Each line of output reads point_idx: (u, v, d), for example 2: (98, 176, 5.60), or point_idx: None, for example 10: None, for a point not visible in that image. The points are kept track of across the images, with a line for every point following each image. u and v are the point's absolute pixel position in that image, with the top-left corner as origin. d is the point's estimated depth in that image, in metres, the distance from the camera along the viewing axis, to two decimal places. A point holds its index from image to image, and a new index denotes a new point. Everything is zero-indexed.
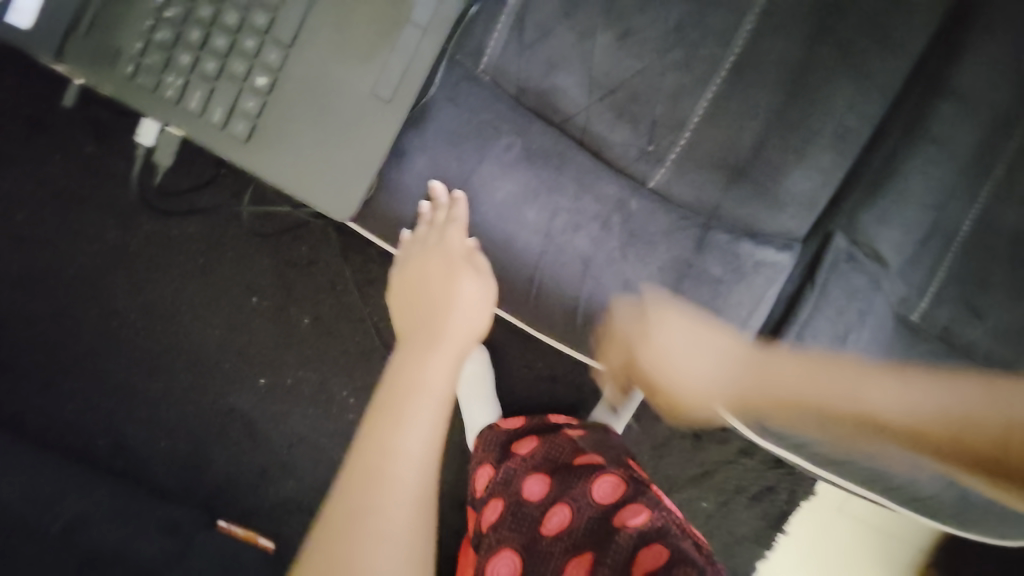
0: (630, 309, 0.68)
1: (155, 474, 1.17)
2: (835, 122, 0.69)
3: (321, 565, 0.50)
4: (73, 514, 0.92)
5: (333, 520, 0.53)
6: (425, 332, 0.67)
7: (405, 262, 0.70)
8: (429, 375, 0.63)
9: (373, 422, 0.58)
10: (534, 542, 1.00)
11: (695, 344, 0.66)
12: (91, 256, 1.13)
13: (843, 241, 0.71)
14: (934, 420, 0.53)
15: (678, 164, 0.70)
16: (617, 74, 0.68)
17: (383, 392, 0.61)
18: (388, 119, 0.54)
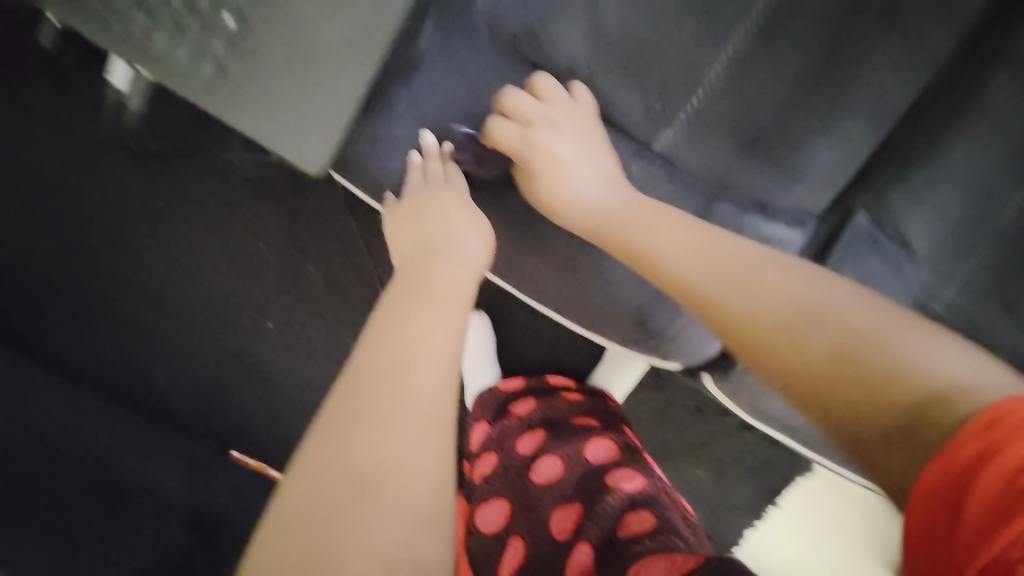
0: (525, 100, 0.61)
1: (168, 405, 1.23)
2: (871, 85, 0.61)
3: (327, 461, 0.42)
4: (102, 442, 0.98)
5: (338, 413, 0.44)
6: (437, 238, 0.58)
7: (406, 198, 0.62)
8: (450, 277, 0.55)
9: (385, 319, 0.50)
10: (525, 492, 1.04)
11: (596, 175, 0.61)
12: (103, 192, 1.15)
13: (865, 220, 0.66)
14: (820, 341, 0.48)
15: (690, 127, 0.64)
16: (626, 20, 0.61)
17: (395, 292, 0.53)
18: (361, 65, 0.50)
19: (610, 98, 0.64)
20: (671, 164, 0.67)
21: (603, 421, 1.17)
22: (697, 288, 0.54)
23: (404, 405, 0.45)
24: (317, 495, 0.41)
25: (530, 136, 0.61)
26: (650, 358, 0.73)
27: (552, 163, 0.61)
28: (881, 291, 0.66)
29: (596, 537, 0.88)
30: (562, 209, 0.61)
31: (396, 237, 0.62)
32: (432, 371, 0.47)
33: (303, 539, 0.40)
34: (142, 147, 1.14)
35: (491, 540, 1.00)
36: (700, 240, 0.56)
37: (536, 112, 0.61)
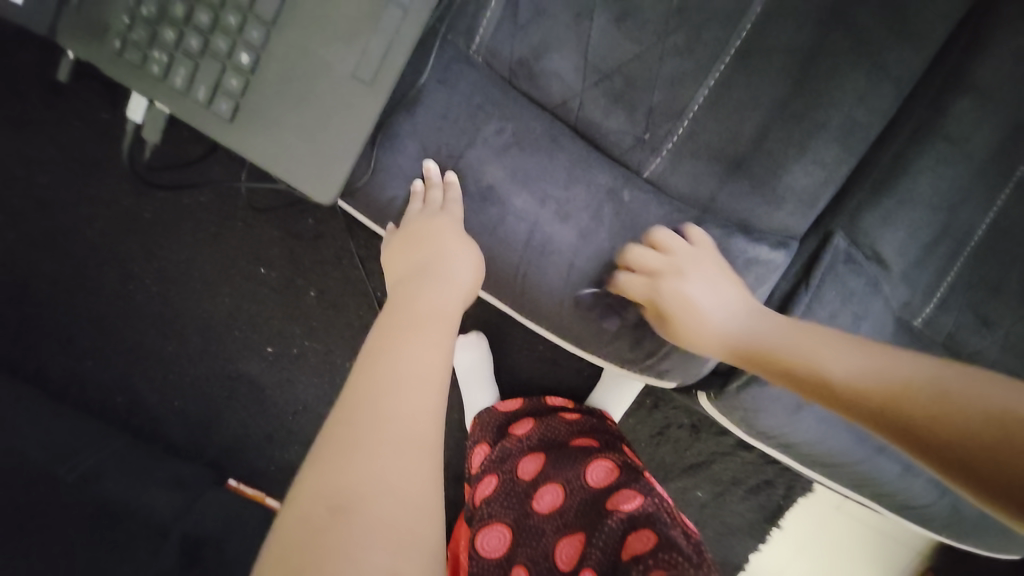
0: (653, 254, 0.66)
1: (165, 431, 1.23)
2: (842, 115, 0.65)
3: (320, 486, 0.44)
4: (88, 466, 1.00)
5: (330, 438, 0.46)
6: (429, 267, 0.61)
7: (404, 227, 0.66)
8: (438, 303, 0.58)
9: (375, 345, 0.53)
10: (525, 518, 1.04)
11: (719, 296, 0.63)
12: (109, 220, 1.18)
13: (843, 241, 0.69)
14: (925, 392, 0.45)
15: (675, 154, 0.68)
16: (614, 57, 0.65)
17: (385, 319, 0.56)
18: (368, 102, 0.53)
19: (601, 128, 0.68)
20: (661, 189, 0.70)
21: (600, 441, 1.18)
22: (792, 363, 0.54)
23: (393, 427, 0.46)
24: (310, 519, 0.42)
25: (658, 284, 0.65)
26: (647, 378, 0.75)
27: (680, 305, 0.64)
28: (866, 308, 0.69)
29: (600, 564, 0.89)
30: (696, 339, 0.64)
31: (392, 264, 0.65)
32: (418, 396, 0.49)
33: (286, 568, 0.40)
34: (145, 177, 1.17)
35: (494, 566, 1.00)
36: (757, 318, 0.61)
37: (662, 261, 0.65)
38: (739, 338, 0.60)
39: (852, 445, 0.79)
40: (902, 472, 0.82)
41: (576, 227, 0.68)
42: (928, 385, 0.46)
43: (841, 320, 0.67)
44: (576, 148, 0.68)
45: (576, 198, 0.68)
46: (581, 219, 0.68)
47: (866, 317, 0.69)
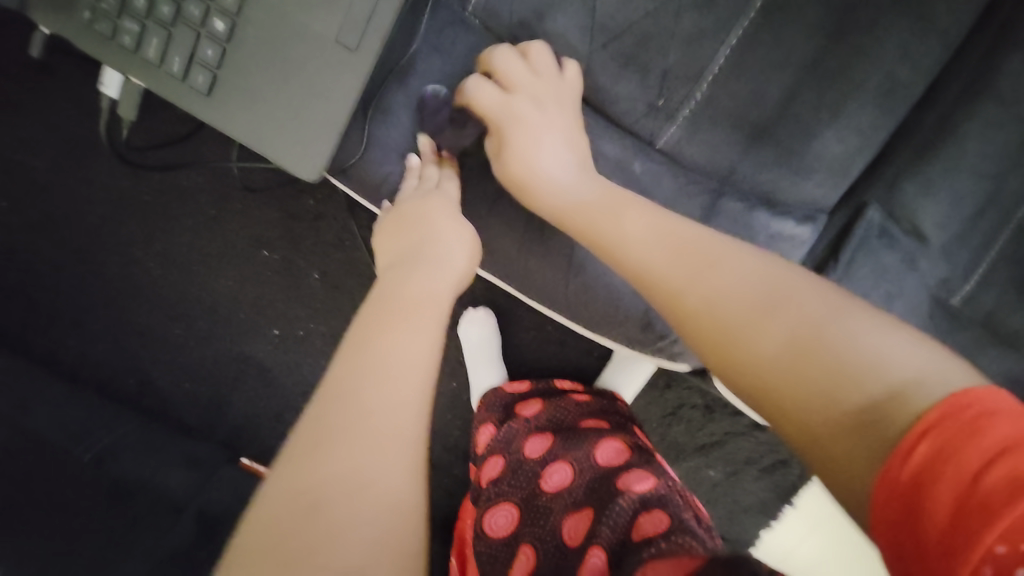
0: (492, 94, 0.59)
1: (176, 413, 1.23)
2: (880, 74, 0.59)
3: (297, 485, 0.43)
4: (103, 445, 1.00)
5: (308, 434, 0.44)
6: (420, 248, 0.58)
7: (397, 207, 0.62)
8: (429, 288, 0.55)
9: (360, 333, 0.50)
10: (534, 497, 1.03)
11: (575, 168, 0.58)
12: (109, 203, 1.17)
13: (877, 214, 0.63)
14: (771, 324, 0.43)
15: (692, 122, 0.62)
16: (625, 15, 0.59)
17: (369, 307, 0.52)
18: (353, 70, 0.49)
19: (611, 95, 0.62)
20: (676, 160, 0.65)
21: (611, 422, 1.16)
22: (654, 277, 0.49)
23: (373, 424, 0.44)
24: (285, 518, 0.42)
25: (504, 132, 0.59)
26: (657, 360, 0.71)
27: (518, 141, 0.59)
28: (900, 287, 0.64)
29: (609, 541, 0.87)
30: (523, 183, 0.59)
31: (383, 249, 0.61)
32: (399, 395, 0.46)
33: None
34: (143, 159, 1.14)
35: (500, 544, 1.00)
36: (666, 224, 0.52)
37: (503, 108, 0.59)
38: (597, 225, 0.54)
39: None
40: None
41: None
42: (740, 313, 0.44)
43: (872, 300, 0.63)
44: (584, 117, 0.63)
45: None
46: None
47: (900, 297, 0.63)
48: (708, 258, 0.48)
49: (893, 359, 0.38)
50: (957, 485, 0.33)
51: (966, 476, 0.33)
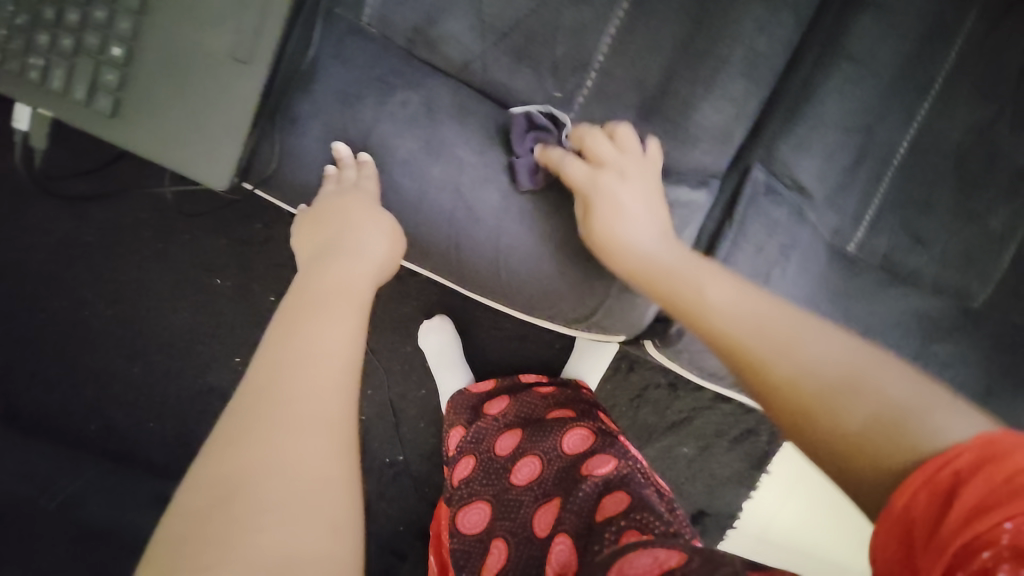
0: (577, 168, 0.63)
1: (143, 453, 1.22)
2: (743, 48, 0.65)
3: (218, 467, 0.44)
4: (67, 492, 0.98)
5: (234, 418, 0.47)
6: (337, 241, 0.60)
7: (316, 207, 0.64)
8: (348, 276, 0.58)
9: (284, 321, 0.53)
10: (504, 492, 1.05)
11: (648, 221, 0.61)
12: (57, 249, 1.18)
13: (761, 172, 0.68)
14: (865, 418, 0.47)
15: (587, 107, 0.68)
16: (509, 13, 0.64)
17: (293, 296, 0.55)
18: (251, 84, 0.53)
19: (509, 88, 0.67)
20: None
21: (577, 410, 1.18)
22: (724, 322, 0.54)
23: (295, 405, 0.47)
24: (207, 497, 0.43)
25: (599, 176, 0.62)
26: (592, 336, 0.77)
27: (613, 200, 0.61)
28: (794, 240, 0.70)
29: (575, 527, 0.89)
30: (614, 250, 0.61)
31: (300, 249, 0.63)
32: (322, 377, 0.49)
33: (172, 554, 0.41)
34: (83, 201, 1.17)
35: (475, 541, 1.03)
36: (746, 294, 0.55)
37: (604, 158, 0.63)
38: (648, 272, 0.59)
39: None
40: None
41: (498, 190, 0.69)
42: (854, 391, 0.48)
43: (768, 253, 0.69)
44: (487, 110, 0.68)
45: (492, 161, 0.68)
46: (500, 181, 0.69)
47: (795, 248, 0.70)
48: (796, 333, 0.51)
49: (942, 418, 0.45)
50: (943, 514, 0.41)
51: (946, 532, 0.41)
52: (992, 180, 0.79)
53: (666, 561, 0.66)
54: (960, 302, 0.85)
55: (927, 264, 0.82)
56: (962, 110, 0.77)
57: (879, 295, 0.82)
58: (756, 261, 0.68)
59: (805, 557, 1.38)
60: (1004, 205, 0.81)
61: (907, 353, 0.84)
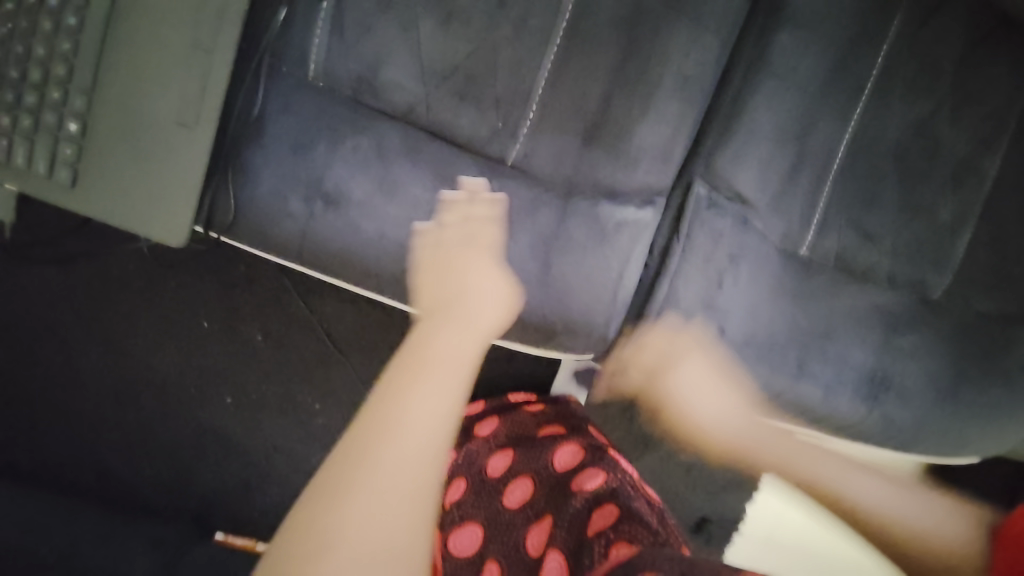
0: (656, 350, 0.78)
1: (144, 497, 1.24)
2: (673, 71, 0.68)
3: (315, 502, 0.49)
4: (65, 541, 0.98)
5: (342, 458, 0.51)
6: (451, 307, 0.67)
7: (431, 253, 0.71)
8: (455, 343, 0.62)
9: (393, 379, 0.56)
10: (497, 514, 1.04)
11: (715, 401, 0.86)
12: (48, 303, 1.21)
13: (703, 187, 0.73)
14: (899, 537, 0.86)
15: (532, 137, 0.71)
16: (449, 57, 0.68)
17: (401, 359, 0.59)
18: (198, 145, 0.57)
19: (455, 126, 0.70)
20: (528, 172, 0.73)
21: (567, 428, 1.20)
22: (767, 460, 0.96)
23: (391, 452, 0.51)
24: (311, 532, 0.47)
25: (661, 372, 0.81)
26: (562, 354, 0.77)
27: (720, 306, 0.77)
28: (743, 248, 0.74)
29: (564, 542, 0.89)
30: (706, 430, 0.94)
31: (418, 302, 0.70)
32: (419, 438, 0.52)
33: (269, 571, 0.47)
34: (70, 255, 1.20)
35: (467, 564, 0.99)
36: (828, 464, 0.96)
37: (663, 357, 0.79)
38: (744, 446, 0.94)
39: (766, 378, 0.82)
40: (824, 395, 0.85)
41: (452, 223, 0.72)
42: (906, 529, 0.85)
43: (717, 264, 0.73)
44: (436, 149, 0.71)
45: (445, 195, 0.71)
46: (454, 215, 0.71)
47: (744, 256, 0.74)
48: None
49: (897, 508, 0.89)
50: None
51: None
52: (934, 174, 0.83)
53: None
54: (919, 292, 0.88)
55: (881, 259, 0.84)
56: (898, 108, 0.80)
57: (838, 293, 0.84)
58: (705, 272, 0.73)
59: (817, 558, 1.33)
60: (948, 197, 0.84)
61: (873, 347, 0.86)
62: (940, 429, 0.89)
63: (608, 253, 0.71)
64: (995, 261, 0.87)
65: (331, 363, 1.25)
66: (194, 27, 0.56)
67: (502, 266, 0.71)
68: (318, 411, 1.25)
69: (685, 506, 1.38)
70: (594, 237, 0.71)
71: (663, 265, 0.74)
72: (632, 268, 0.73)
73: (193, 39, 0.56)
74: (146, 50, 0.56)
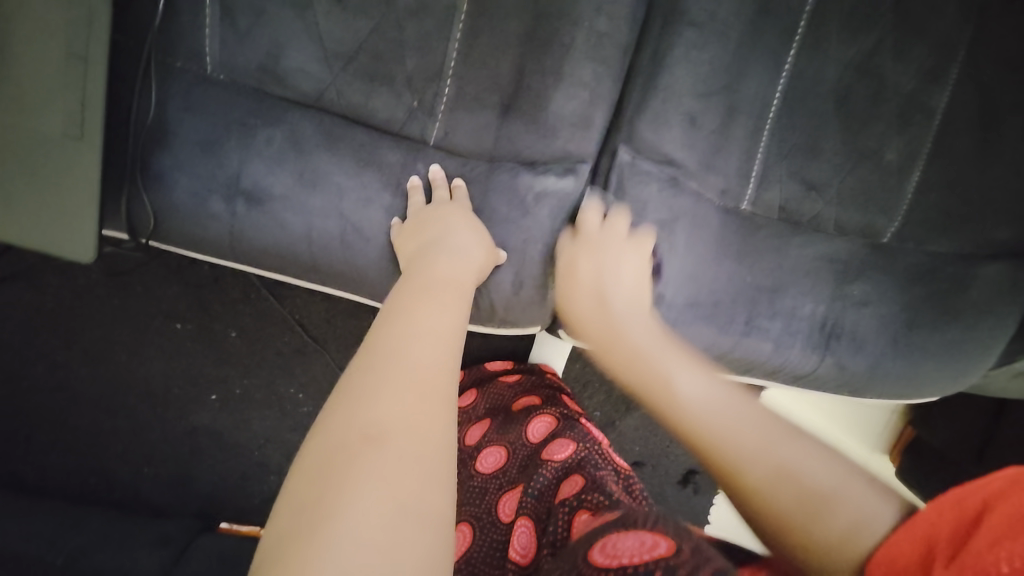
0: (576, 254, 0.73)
1: (148, 496, 1.25)
2: (585, 30, 0.66)
3: (337, 422, 0.45)
4: (73, 546, 0.99)
5: (356, 377, 0.48)
6: (437, 245, 0.65)
7: (411, 218, 0.69)
8: (453, 273, 0.62)
9: (393, 305, 0.57)
10: (470, 479, 1.05)
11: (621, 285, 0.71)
12: (24, 321, 1.22)
13: (627, 152, 0.73)
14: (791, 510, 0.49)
15: (450, 114, 0.70)
16: (351, 37, 0.65)
17: (404, 286, 0.59)
18: (88, 157, 0.57)
19: (369, 110, 0.69)
20: (453, 151, 0.72)
21: (542, 396, 1.17)
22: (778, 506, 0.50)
23: (406, 364, 0.49)
24: (336, 448, 0.43)
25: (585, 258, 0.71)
26: (506, 330, 0.79)
27: (611, 259, 0.70)
28: (676, 212, 0.75)
29: (535, 511, 0.89)
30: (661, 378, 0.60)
31: (403, 253, 0.68)
32: (430, 350, 0.51)
33: (300, 484, 0.42)
34: (38, 271, 1.22)
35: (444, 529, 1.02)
36: (784, 439, 0.54)
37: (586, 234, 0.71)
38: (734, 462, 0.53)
39: (716, 337, 0.82)
40: (775, 349, 0.86)
41: (382, 207, 0.71)
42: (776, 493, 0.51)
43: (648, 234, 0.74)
44: (355, 134, 0.69)
45: (370, 181, 0.70)
46: (383, 198, 0.71)
47: (678, 221, 0.75)
48: (770, 441, 0.53)
49: (850, 501, 0.49)
50: (967, 533, 0.39)
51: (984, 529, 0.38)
52: (877, 113, 0.80)
53: (655, 548, 0.55)
54: (868, 239, 0.86)
55: (826, 207, 0.83)
56: (835, 46, 0.76)
57: (786, 245, 0.83)
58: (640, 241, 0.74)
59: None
60: (894, 137, 0.81)
61: (825, 296, 0.85)
62: (899, 374, 0.89)
63: (533, 225, 0.71)
64: (946, 200, 0.85)
65: (308, 353, 1.26)
66: (66, 35, 0.56)
67: (472, 215, 0.70)
68: (302, 400, 1.26)
69: (675, 464, 1.39)
70: (518, 209, 0.71)
71: None
72: (559, 238, 0.73)
73: (66, 48, 0.56)
74: (25, 67, 0.56)
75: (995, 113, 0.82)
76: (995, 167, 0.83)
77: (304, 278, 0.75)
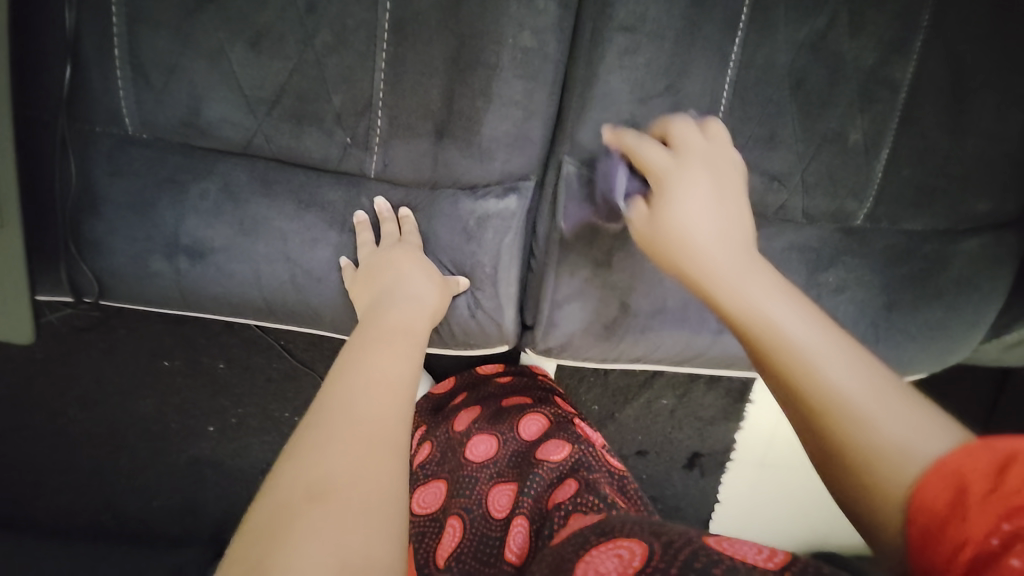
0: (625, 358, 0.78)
1: (161, 528, 1.27)
2: (509, 48, 0.64)
3: (287, 480, 0.41)
4: None
5: (309, 431, 0.45)
6: (391, 291, 0.63)
7: (362, 263, 0.67)
8: (408, 318, 0.60)
9: (350, 353, 0.53)
10: (460, 468, 0.90)
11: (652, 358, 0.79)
12: (17, 373, 1.25)
13: (572, 164, 0.70)
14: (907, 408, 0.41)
15: (386, 146, 0.68)
16: (271, 80, 0.64)
17: (361, 333, 0.56)
18: (11, 242, 0.60)
19: (301, 149, 0.67)
20: (395, 181, 0.70)
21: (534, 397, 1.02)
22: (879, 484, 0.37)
23: (362, 415, 0.46)
24: (281, 510, 0.39)
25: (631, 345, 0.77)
26: (471, 350, 0.78)
27: (678, 191, 0.58)
28: None
29: (529, 513, 0.78)
30: None
31: (357, 299, 0.65)
32: (385, 399, 0.48)
33: (243, 548, 0.38)
34: None
35: (428, 521, 0.88)
36: None
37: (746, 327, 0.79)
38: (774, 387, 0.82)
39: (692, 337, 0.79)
40: None
41: (329, 245, 0.69)
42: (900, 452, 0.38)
43: (602, 247, 0.72)
44: (292, 176, 0.68)
45: (313, 221, 0.68)
46: (328, 237, 0.69)
47: None
48: None
49: None
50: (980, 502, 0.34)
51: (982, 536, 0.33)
52: (834, 93, 0.76)
53: (630, 561, 0.47)
54: (840, 223, 0.82)
55: (791, 197, 0.80)
56: (782, 30, 0.72)
57: None
58: (595, 254, 0.73)
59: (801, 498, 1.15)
60: (857, 116, 0.77)
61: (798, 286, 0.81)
62: (883, 357, 0.84)
63: (479, 250, 0.70)
64: (920, 175, 0.79)
65: (298, 377, 1.27)
66: None
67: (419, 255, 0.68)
68: None
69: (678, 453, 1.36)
70: (463, 236, 0.70)
71: (549, 255, 0.73)
72: (508, 259, 0.71)
73: None
74: None
75: (966, 77, 0.76)
76: (973, 135, 0.78)
77: (263, 319, 0.73)
